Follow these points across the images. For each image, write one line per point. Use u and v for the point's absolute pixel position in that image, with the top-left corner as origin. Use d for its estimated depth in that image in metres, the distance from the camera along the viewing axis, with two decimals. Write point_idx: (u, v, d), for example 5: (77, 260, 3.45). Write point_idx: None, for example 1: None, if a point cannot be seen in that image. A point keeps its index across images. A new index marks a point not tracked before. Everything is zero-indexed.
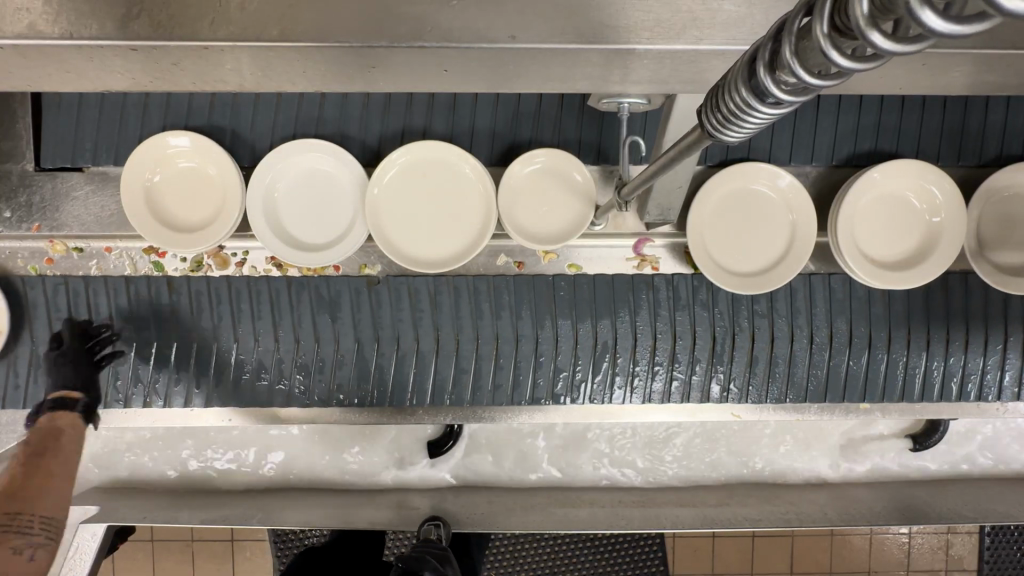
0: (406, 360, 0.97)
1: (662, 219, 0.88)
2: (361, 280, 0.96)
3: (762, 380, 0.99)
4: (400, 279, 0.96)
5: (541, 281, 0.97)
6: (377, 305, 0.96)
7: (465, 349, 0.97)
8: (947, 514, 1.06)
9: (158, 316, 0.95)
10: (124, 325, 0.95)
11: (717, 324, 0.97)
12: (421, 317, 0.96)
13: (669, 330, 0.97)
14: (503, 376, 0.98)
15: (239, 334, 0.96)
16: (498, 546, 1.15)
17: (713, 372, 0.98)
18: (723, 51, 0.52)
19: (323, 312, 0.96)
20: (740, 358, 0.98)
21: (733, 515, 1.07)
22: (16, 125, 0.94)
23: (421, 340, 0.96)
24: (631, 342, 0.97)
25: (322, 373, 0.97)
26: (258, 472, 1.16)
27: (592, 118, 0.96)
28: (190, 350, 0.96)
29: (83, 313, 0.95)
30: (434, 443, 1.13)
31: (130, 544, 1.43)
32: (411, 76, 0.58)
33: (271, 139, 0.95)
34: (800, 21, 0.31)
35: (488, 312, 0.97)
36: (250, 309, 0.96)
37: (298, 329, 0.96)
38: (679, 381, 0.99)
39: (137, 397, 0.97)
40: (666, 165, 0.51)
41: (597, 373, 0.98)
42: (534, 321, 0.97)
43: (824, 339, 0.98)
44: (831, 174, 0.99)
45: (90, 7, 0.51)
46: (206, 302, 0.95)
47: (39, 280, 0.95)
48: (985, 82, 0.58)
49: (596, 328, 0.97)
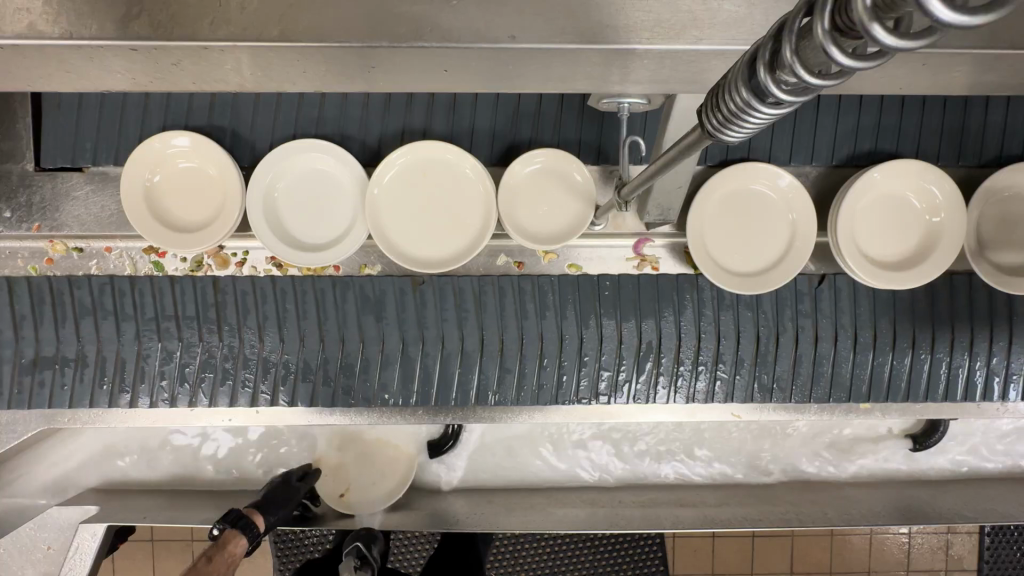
0: (451, 360, 0.96)
1: (662, 219, 0.87)
2: (406, 279, 0.96)
3: (807, 381, 0.99)
4: (444, 278, 0.96)
5: (585, 281, 0.97)
6: (421, 305, 0.96)
7: (511, 350, 0.96)
8: (947, 515, 1.06)
9: (204, 317, 0.95)
10: (169, 325, 0.95)
11: (762, 324, 0.97)
12: (466, 317, 0.96)
13: (714, 330, 0.97)
14: (548, 377, 0.98)
15: (285, 336, 0.96)
16: (498, 546, 1.14)
17: (758, 372, 0.98)
18: (722, 52, 0.52)
19: (368, 313, 0.96)
20: (785, 358, 0.98)
21: (732, 516, 1.07)
22: (17, 125, 0.94)
23: (466, 340, 0.96)
24: (675, 343, 0.97)
25: (366, 373, 0.97)
26: (258, 472, 1.16)
27: (592, 118, 0.96)
28: (235, 350, 0.96)
29: (130, 313, 0.95)
30: (434, 443, 1.13)
31: (130, 544, 1.43)
32: (412, 77, 0.58)
33: (271, 139, 0.95)
34: (800, 21, 0.31)
35: (533, 312, 0.96)
36: (295, 309, 0.96)
37: (344, 330, 0.96)
38: (725, 379, 0.98)
39: (154, 395, 0.97)
40: (666, 165, 0.51)
41: (640, 375, 0.98)
42: (578, 321, 0.96)
43: (868, 339, 0.98)
44: (831, 174, 0.99)
45: (90, 8, 0.51)
46: (251, 302, 0.96)
47: (85, 280, 0.95)
48: (984, 82, 0.58)
49: (640, 328, 0.97)
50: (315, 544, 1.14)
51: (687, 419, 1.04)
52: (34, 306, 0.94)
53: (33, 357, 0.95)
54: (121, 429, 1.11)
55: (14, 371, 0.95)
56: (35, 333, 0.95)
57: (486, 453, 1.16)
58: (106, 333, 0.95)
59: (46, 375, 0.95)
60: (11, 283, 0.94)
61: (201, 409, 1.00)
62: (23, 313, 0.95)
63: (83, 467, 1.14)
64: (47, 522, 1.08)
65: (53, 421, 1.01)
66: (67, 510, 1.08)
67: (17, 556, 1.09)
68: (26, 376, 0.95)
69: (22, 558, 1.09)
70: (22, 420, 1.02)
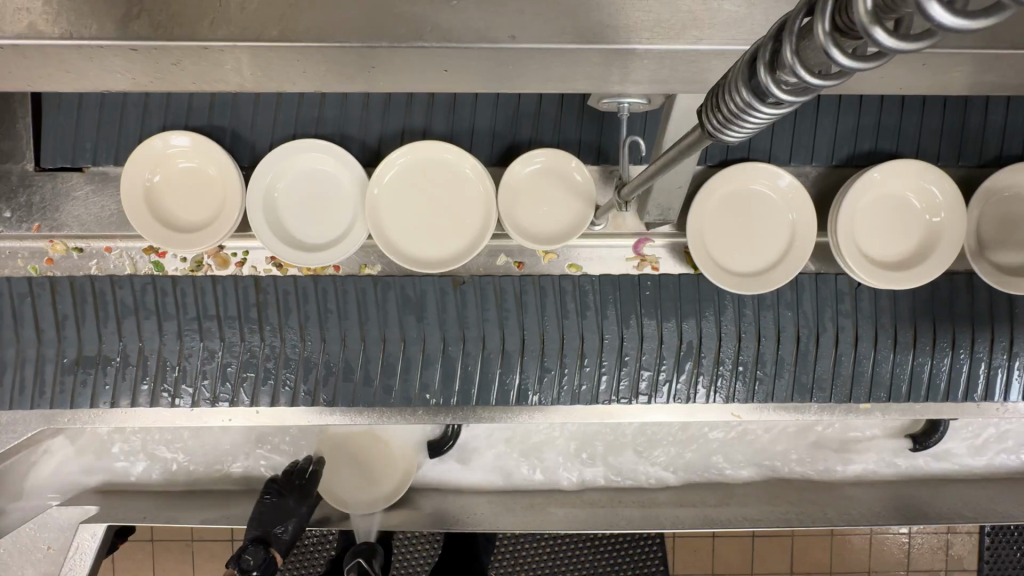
0: (492, 360, 0.96)
1: (662, 219, 0.87)
2: (447, 280, 0.96)
3: (847, 381, 0.99)
4: (486, 278, 0.96)
5: (626, 281, 0.97)
6: (462, 305, 0.96)
7: (552, 350, 0.96)
8: (947, 514, 1.06)
9: (246, 316, 0.96)
10: (211, 324, 0.96)
11: (802, 323, 0.98)
12: (508, 317, 0.96)
13: (755, 330, 0.97)
14: (587, 378, 0.98)
15: (327, 336, 0.96)
16: (498, 547, 1.14)
17: (799, 373, 0.99)
18: (722, 51, 0.52)
19: (409, 313, 0.96)
20: (825, 359, 0.98)
21: (732, 516, 1.07)
22: (17, 125, 0.94)
23: (507, 340, 0.96)
24: (716, 343, 0.97)
25: (407, 372, 0.97)
26: (258, 472, 1.16)
27: (592, 118, 0.96)
28: (277, 351, 0.96)
29: (172, 312, 0.95)
30: (434, 443, 1.13)
31: (130, 544, 1.43)
32: (412, 76, 0.58)
33: (270, 139, 0.95)
34: (801, 21, 0.31)
35: (574, 311, 0.97)
36: (336, 309, 0.96)
37: (385, 329, 0.96)
38: (766, 379, 0.99)
39: (156, 392, 0.96)
40: (666, 165, 0.51)
41: (681, 375, 0.98)
42: (619, 321, 0.97)
43: (908, 339, 0.98)
44: (831, 174, 0.99)
45: (91, 8, 0.51)
46: (293, 303, 0.96)
47: (128, 280, 0.95)
48: (984, 82, 0.58)
49: (681, 329, 0.97)
50: (316, 545, 1.14)
51: (687, 419, 1.04)
52: (76, 306, 0.95)
53: (75, 356, 0.95)
54: (120, 429, 1.11)
55: (56, 371, 0.95)
56: (76, 333, 0.95)
57: (487, 453, 1.16)
58: (148, 332, 0.95)
59: (88, 375, 0.96)
60: (54, 282, 0.95)
61: (200, 409, 1.00)
62: (65, 312, 0.95)
63: (83, 468, 1.14)
64: (47, 522, 1.09)
65: (53, 421, 1.01)
66: (68, 510, 1.08)
67: (17, 556, 1.10)
68: (68, 376, 0.96)
69: (22, 558, 1.09)
70: (22, 420, 1.02)
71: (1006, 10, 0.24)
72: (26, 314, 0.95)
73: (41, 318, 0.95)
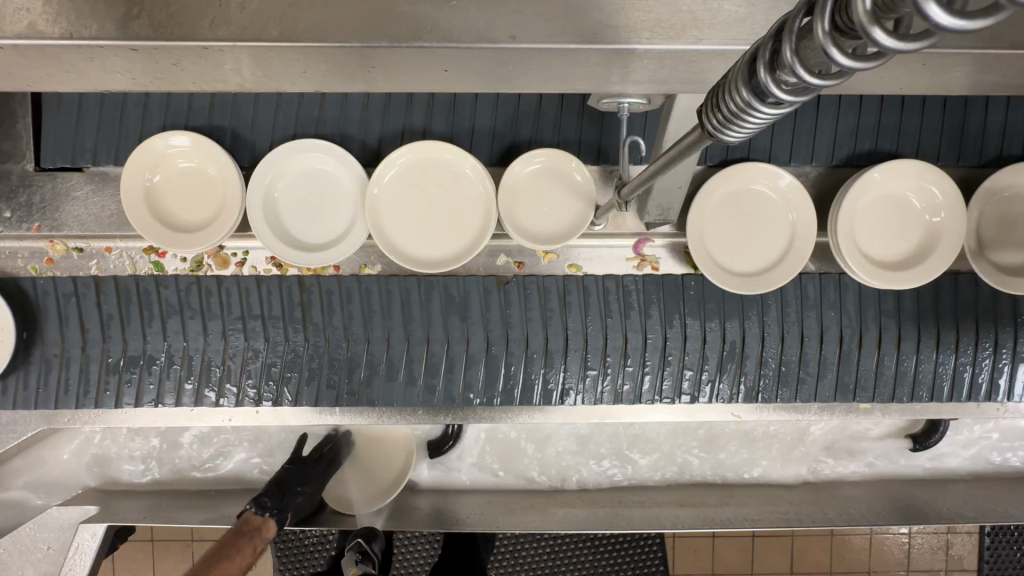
0: (535, 360, 0.97)
1: (662, 219, 0.88)
2: (490, 279, 0.97)
3: (890, 381, 0.99)
4: (530, 279, 0.97)
5: (670, 281, 0.97)
6: (506, 304, 0.97)
7: (595, 348, 0.97)
8: (947, 514, 1.06)
9: (291, 316, 0.96)
10: (256, 324, 0.96)
11: (845, 323, 0.98)
12: (552, 316, 0.97)
13: (798, 330, 0.98)
14: (630, 377, 0.98)
15: (371, 336, 0.96)
16: (498, 547, 1.14)
17: (842, 373, 0.99)
18: (722, 52, 0.52)
19: (453, 313, 0.96)
20: (868, 359, 0.98)
21: (732, 516, 1.07)
22: (17, 126, 0.94)
23: (551, 340, 0.96)
24: (759, 344, 0.98)
25: (451, 372, 0.97)
26: (257, 471, 1.16)
27: (592, 117, 0.96)
28: (321, 350, 0.96)
29: (217, 312, 0.96)
30: (434, 444, 1.14)
31: (129, 545, 1.43)
32: (412, 76, 0.58)
33: (270, 139, 0.95)
34: (800, 20, 0.31)
35: (617, 311, 0.97)
36: (381, 309, 0.96)
37: (429, 330, 0.96)
38: (808, 380, 0.99)
39: (154, 391, 0.96)
40: (666, 165, 0.51)
41: (724, 378, 0.99)
42: (663, 321, 0.97)
43: (950, 339, 0.98)
44: (831, 174, 0.99)
45: (91, 8, 0.51)
46: (337, 302, 0.96)
47: (173, 280, 0.95)
48: (984, 82, 0.58)
49: (724, 331, 0.97)
50: (316, 545, 1.14)
51: (687, 419, 1.03)
52: (121, 306, 0.95)
53: (120, 356, 0.96)
54: (119, 428, 1.11)
55: (101, 370, 0.96)
56: (122, 332, 0.96)
57: (487, 452, 1.16)
58: (192, 332, 0.96)
59: (133, 375, 0.96)
60: (98, 281, 0.95)
61: (200, 408, 1.00)
62: (110, 312, 0.95)
63: (82, 468, 1.14)
64: (47, 522, 1.08)
65: (54, 420, 1.01)
66: (68, 510, 1.08)
67: (17, 556, 1.09)
68: (113, 375, 0.96)
69: (22, 558, 1.09)
70: (22, 420, 1.02)
71: (1006, 10, 0.24)
72: (71, 314, 0.95)
73: (87, 318, 0.95)
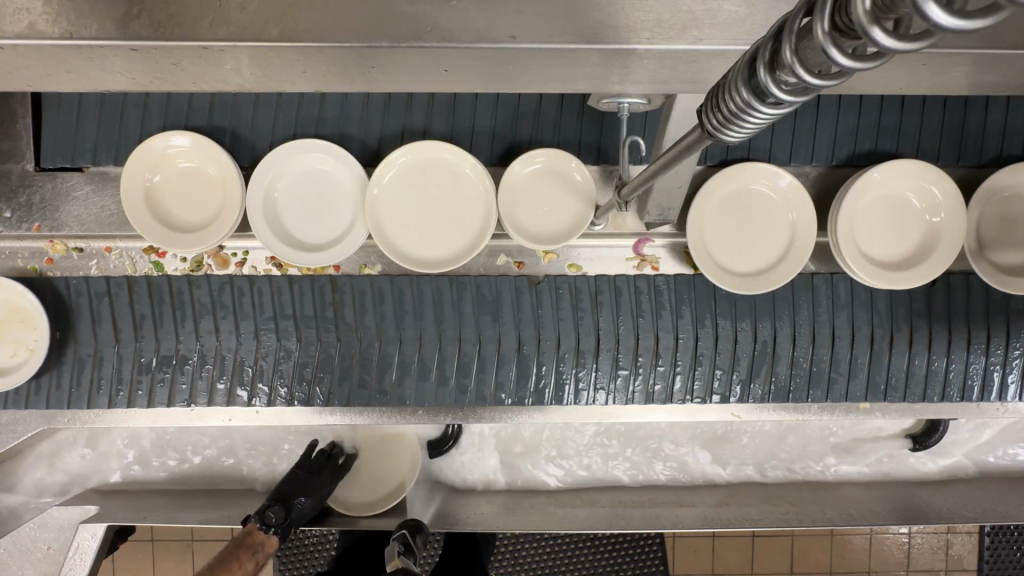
0: (566, 360, 0.97)
1: (662, 219, 0.88)
2: (522, 279, 0.97)
3: (921, 381, 0.99)
4: (562, 279, 0.97)
5: (701, 281, 0.97)
6: (538, 304, 0.96)
7: (627, 348, 0.96)
8: (948, 514, 1.06)
9: (322, 316, 0.96)
10: (288, 324, 0.96)
11: (877, 323, 0.98)
12: (583, 316, 0.96)
13: (829, 330, 0.98)
14: (661, 377, 0.98)
15: (404, 336, 0.96)
16: (498, 547, 1.14)
17: (873, 373, 0.99)
18: (722, 51, 0.52)
19: (485, 313, 0.96)
20: (899, 359, 0.98)
21: (732, 516, 1.07)
22: (16, 126, 0.94)
23: (582, 340, 0.96)
24: (791, 344, 0.98)
25: (483, 372, 0.97)
26: (257, 471, 1.16)
27: (592, 117, 0.96)
28: (352, 350, 0.96)
29: (249, 312, 0.96)
30: (435, 444, 1.14)
31: (129, 545, 1.43)
32: (413, 76, 0.58)
33: (270, 139, 0.95)
34: (800, 21, 0.31)
35: (648, 311, 0.97)
36: (413, 309, 0.96)
37: (461, 330, 0.96)
38: (840, 380, 0.99)
39: (154, 391, 0.96)
40: (666, 165, 0.51)
41: (756, 381, 0.99)
42: (694, 321, 0.97)
43: (982, 340, 0.98)
44: (831, 174, 0.99)
45: (91, 8, 0.51)
46: (369, 301, 0.96)
47: (205, 279, 0.95)
48: (984, 82, 0.58)
49: (757, 331, 0.97)
50: (316, 545, 1.13)
51: (687, 419, 1.03)
52: (154, 306, 0.95)
53: (153, 356, 0.96)
54: (118, 429, 1.11)
55: (133, 369, 0.96)
56: (154, 333, 0.96)
57: (487, 453, 1.16)
58: (225, 331, 0.96)
59: (166, 375, 0.96)
60: (130, 281, 0.95)
61: (200, 408, 1.00)
62: (143, 312, 0.95)
63: (82, 468, 1.14)
64: (46, 523, 1.09)
65: (53, 421, 1.01)
66: (68, 510, 1.08)
67: (17, 556, 1.10)
68: (146, 375, 0.96)
69: (22, 558, 1.10)
70: (22, 421, 1.02)
71: (1006, 10, 0.24)
72: (104, 314, 0.95)
73: (119, 317, 0.95)
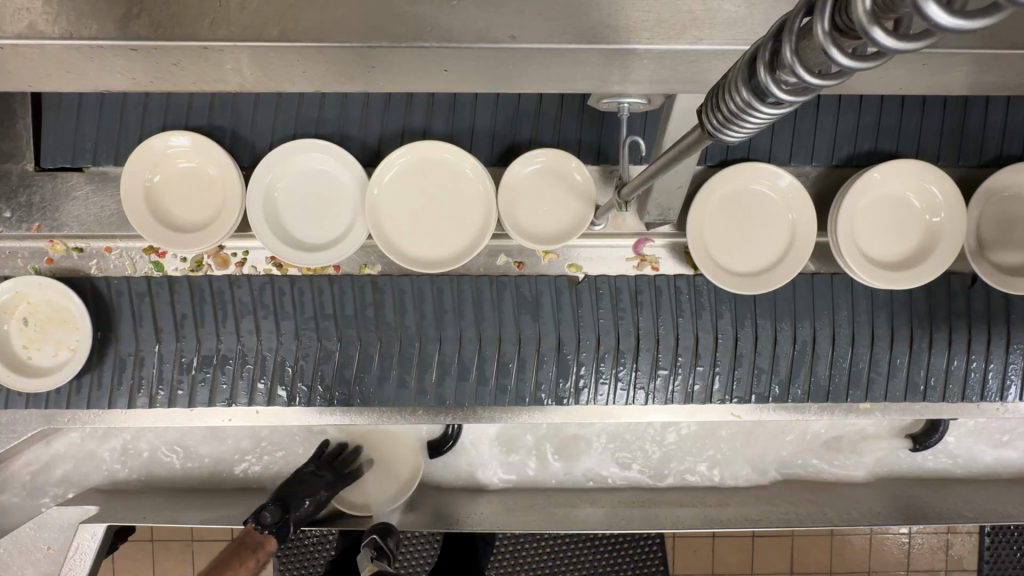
0: (606, 360, 0.97)
1: (662, 219, 0.88)
2: (562, 279, 0.97)
3: (960, 381, 1.00)
4: (603, 279, 0.97)
5: None
6: (578, 305, 0.97)
7: (666, 348, 0.97)
8: (948, 514, 1.06)
9: (363, 316, 0.96)
10: (329, 325, 0.96)
11: (915, 323, 0.98)
12: (623, 316, 0.97)
13: (868, 330, 0.98)
14: (700, 377, 0.98)
15: (444, 336, 0.96)
16: (498, 547, 1.14)
17: (912, 373, 0.99)
18: (722, 51, 0.52)
19: (525, 313, 0.97)
20: (938, 358, 0.99)
21: (732, 516, 1.07)
22: (16, 126, 0.94)
23: (622, 340, 0.96)
24: (830, 345, 0.98)
25: (523, 371, 0.97)
26: (257, 471, 1.16)
27: (592, 117, 0.96)
28: (393, 350, 0.97)
29: (290, 312, 0.96)
30: (434, 444, 1.13)
31: (130, 545, 1.43)
32: (413, 76, 0.57)
33: (271, 139, 0.95)
34: (800, 20, 0.31)
35: (688, 311, 0.97)
36: (453, 309, 0.96)
37: (501, 330, 0.96)
38: (879, 380, 0.99)
39: (155, 392, 0.97)
40: (665, 165, 0.51)
41: (796, 383, 0.99)
42: (734, 321, 0.97)
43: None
44: (831, 174, 0.99)
45: (91, 8, 0.51)
46: (410, 302, 0.96)
47: (246, 280, 0.96)
48: (982, 82, 0.58)
49: (795, 331, 0.98)
50: (316, 545, 1.13)
51: (687, 419, 1.03)
52: (195, 305, 0.96)
53: (195, 356, 0.97)
54: (117, 428, 1.11)
55: (175, 370, 0.97)
56: (196, 332, 0.96)
57: (487, 453, 1.16)
58: (266, 331, 0.96)
59: (207, 374, 0.97)
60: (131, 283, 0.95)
61: (200, 408, 1.00)
62: (184, 312, 0.96)
63: (81, 468, 1.14)
64: (47, 522, 1.09)
65: (53, 421, 1.01)
66: (68, 510, 1.08)
67: (17, 556, 1.10)
68: (187, 375, 0.97)
69: (22, 558, 1.10)
70: (21, 420, 1.02)
71: (1005, 11, 0.24)
72: (145, 313, 0.96)
73: (161, 318, 0.96)
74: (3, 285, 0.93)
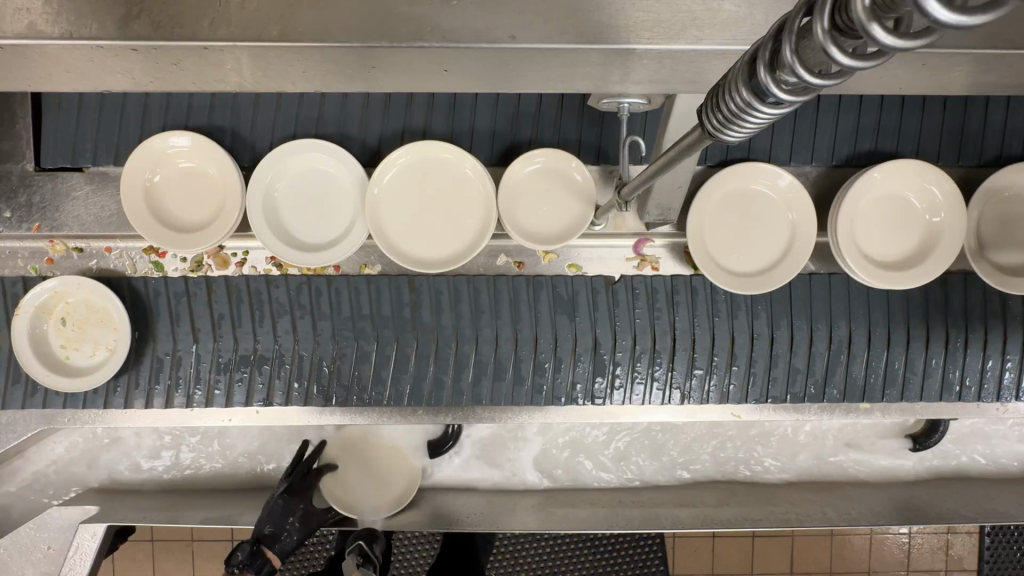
0: (642, 360, 0.97)
1: (662, 219, 0.88)
2: (599, 279, 0.97)
3: (996, 380, 0.99)
4: (639, 280, 0.97)
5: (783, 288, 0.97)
6: (614, 304, 0.96)
7: (703, 348, 0.97)
8: (948, 514, 1.06)
9: (399, 316, 0.96)
10: (365, 325, 0.96)
11: (951, 323, 0.98)
12: (659, 316, 0.97)
13: (904, 330, 0.98)
14: (735, 377, 0.98)
15: (480, 335, 0.96)
16: (499, 547, 1.14)
17: (948, 373, 0.99)
18: (722, 51, 0.52)
19: (562, 313, 0.96)
20: (974, 359, 0.99)
21: (732, 516, 1.07)
22: (16, 126, 0.94)
23: (658, 340, 0.96)
24: (866, 346, 0.98)
25: (559, 370, 0.97)
26: (257, 471, 1.16)
27: (591, 118, 0.96)
28: (429, 350, 0.96)
29: (326, 312, 0.96)
30: (434, 444, 1.13)
31: (130, 544, 1.43)
32: (414, 76, 0.57)
33: (270, 139, 0.95)
34: (800, 20, 0.31)
35: (724, 311, 0.97)
36: (489, 309, 0.96)
37: (537, 330, 0.96)
38: (914, 380, 0.99)
39: (153, 391, 0.97)
40: (666, 165, 0.51)
41: (832, 384, 0.99)
42: (769, 321, 0.97)
43: None
44: (831, 174, 0.99)
45: (91, 8, 0.51)
46: (446, 301, 0.96)
47: (283, 280, 0.96)
48: (981, 82, 0.58)
49: (832, 331, 0.97)
50: (316, 545, 1.14)
51: (687, 419, 1.03)
52: (231, 306, 0.96)
53: (232, 355, 0.96)
54: (116, 428, 1.10)
55: (211, 369, 0.96)
56: (232, 332, 0.96)
57: (487, 453, 1.16)
58: (303, 332, 0.96)
59: (244, 374, 0.96)
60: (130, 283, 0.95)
61: (199, 409, 1.00)
62: (221, 312, 0.96)
63: (82, 467, 1.14)
64: (47, 522, 1.08)
65: (52, 421, 1.01)
66: (68, 510, 1.07)
67: (16, 556, 1.09)
68: (224, 373, 0.97)
69: (21, 558, 1.09)
70: (21, 419, 1.02)
71: (1007, 8, 0.24)
72: (182, 314, 0.95)
73: (197, 317, 0.96)
74: (45, 285, 0.92)
